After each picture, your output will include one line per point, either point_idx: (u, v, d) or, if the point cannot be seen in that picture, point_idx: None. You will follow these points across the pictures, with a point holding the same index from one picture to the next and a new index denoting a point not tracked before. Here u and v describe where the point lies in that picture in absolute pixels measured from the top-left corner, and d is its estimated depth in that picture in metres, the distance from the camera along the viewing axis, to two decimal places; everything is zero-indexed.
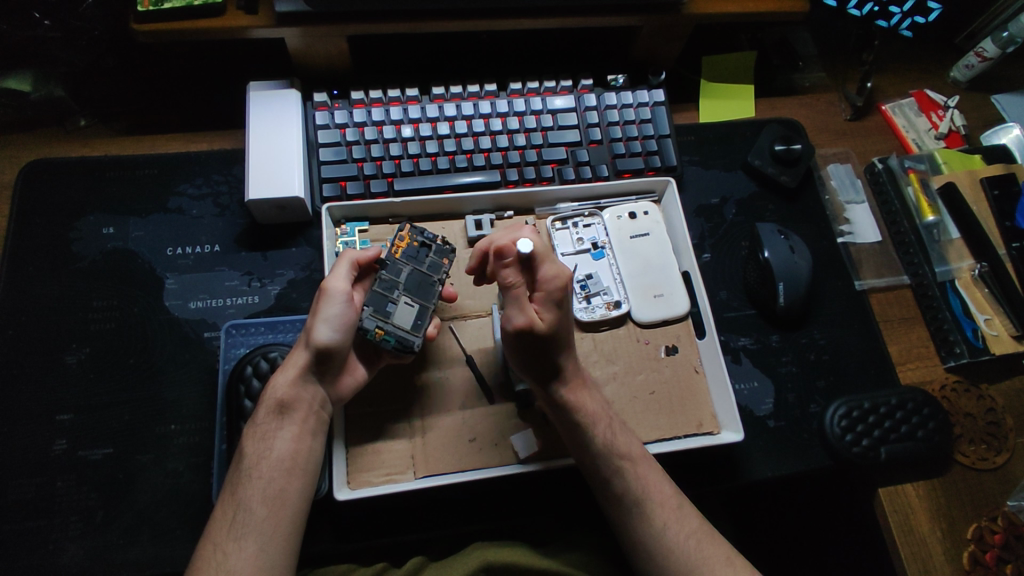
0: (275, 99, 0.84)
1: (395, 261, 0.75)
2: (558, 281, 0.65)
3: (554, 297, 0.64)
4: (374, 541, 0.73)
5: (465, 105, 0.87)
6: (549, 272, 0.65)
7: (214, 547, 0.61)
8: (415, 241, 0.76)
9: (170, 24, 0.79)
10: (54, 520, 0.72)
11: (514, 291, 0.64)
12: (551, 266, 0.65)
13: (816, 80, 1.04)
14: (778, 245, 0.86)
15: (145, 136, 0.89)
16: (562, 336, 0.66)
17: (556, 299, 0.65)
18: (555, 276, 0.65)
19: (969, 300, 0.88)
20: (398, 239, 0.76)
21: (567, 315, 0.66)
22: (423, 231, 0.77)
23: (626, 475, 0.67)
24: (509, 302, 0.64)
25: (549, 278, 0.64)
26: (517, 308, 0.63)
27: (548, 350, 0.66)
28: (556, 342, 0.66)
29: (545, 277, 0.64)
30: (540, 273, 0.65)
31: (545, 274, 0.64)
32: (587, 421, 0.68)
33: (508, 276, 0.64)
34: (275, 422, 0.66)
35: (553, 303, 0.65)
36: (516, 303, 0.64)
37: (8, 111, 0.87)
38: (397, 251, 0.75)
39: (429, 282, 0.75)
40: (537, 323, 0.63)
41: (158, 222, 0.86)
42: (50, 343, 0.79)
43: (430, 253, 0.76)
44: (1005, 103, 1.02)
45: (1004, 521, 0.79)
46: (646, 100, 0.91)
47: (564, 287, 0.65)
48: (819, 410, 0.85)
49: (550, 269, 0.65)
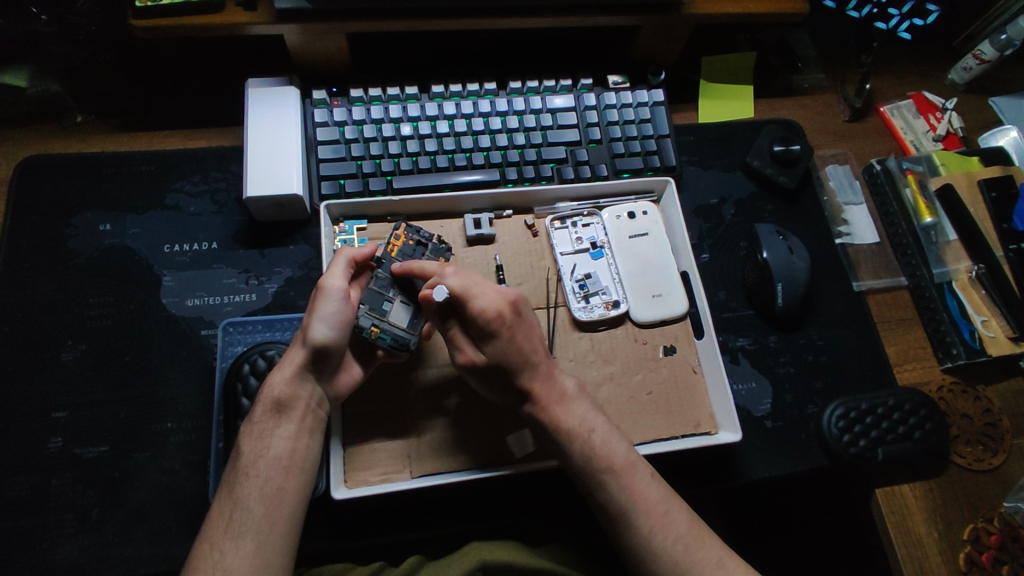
0: (273, 96, 0.84)
1: (391, 259, 0.76)
2: (484, 315, 0.67)
3: (485, 330, 0.67)
4: (371, 541, 0.73)
5: (464, 104, 0.87)
6: (477, 307, 0.67)
7: (212, 546, 0.60)
8: (411, 240, 0.78)
9: (169, 20, 0.78)
10: (50, 518, 0.72)
11: (452, 333, 0.69)
12: (475, 301, 0.67)
13: (814, 81, 1.04)
14: (777, 246, 0.86)
15: (143, 132, 0.89)
16: (516, 362, 0.68)
17: (489, 332, 0.67)
18: (481, 312, 0.67)
19: (965, 302, 0.89)
20: (395, 237, 0.77)
21: (515, 340, 0.68)
22: (418, 231, 0.78)
23: (608, 486, 0.67)
24: (451, 342, 0.70)
25: (477, 316, 0.67)
26: (459, 346, 0.69)
27: (505, 377, 0.69)
28: (508, 368, 0.68)
29: (471, 315, 0.67)
30: (469, 311, 0.67)
31: (472, 312, 0.67)
32: (565, 436, 0.68)
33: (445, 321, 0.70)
34: (273, 420, 0.66)
35: (488, 338, 0.67)
36: (457, 343, 0.69)
37: (5, 106, 0.87)
38: (394, 249, 0.77)
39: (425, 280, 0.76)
40: (476, 358, 0.68)
41: (155, 219, 0.85)
42: (46, 340, 0.79)
43: (426, 252, 0.78)
44: (1002, 106, 1.02)
45: (1001, 522, 0.79)
46: (645, 101, 0.91)
47: (495, 320, 0.67)
48: (816, 410, 0.85)
49: (475, 307, 0.67)
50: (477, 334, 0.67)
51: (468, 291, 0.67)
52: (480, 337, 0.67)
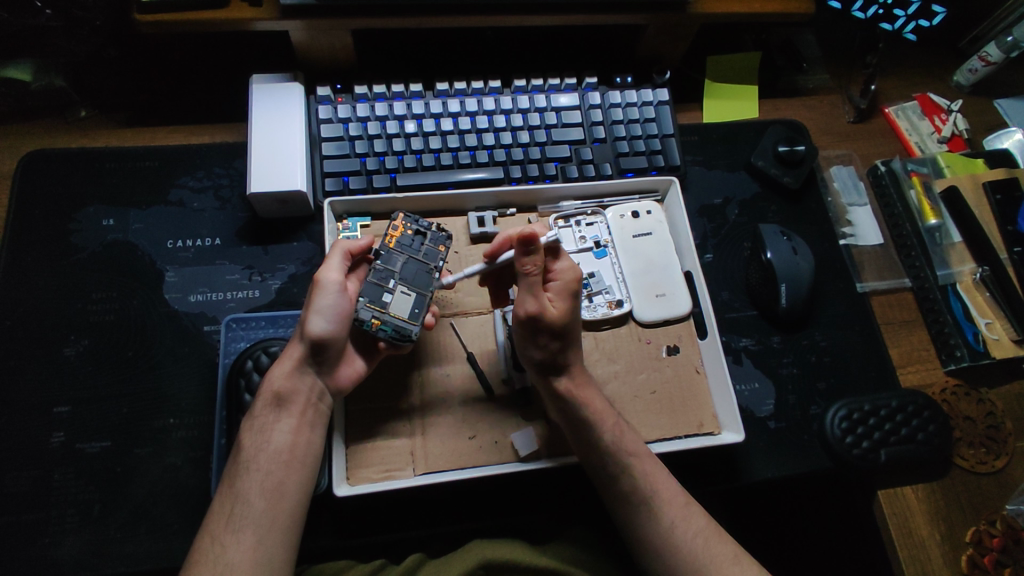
0: (277, 93, 0.84)
1: (390, 251, 0.74)
2: (571, 271, 0.69)
3: (568, 287, 0.68)
4: (373, 538, 0.73)
5: (468, 102, 0.87)
6: (564, 265, 0.69)
7: (213, 540, 0.60)
8: (409, 230, 0.76)
9: (174, 15, 0.78)
10: (51, 514, 0.72)
11: (536, 277, 0.66)
12: (563, 260, 0.70)
13: (819, 82, 1.03)
14: (780, 246, 0.86)
15: (146, 128, 0.89)
16: (573, 328, 0.68)
17: (570, 289, 0.68)
18: (568, 269, 0.69)
19: (969, 304, 0.88)
20: (393, 229, 0.75)
21: (578, 309, 0.69)
22: (416, 220, 0.76)
23: (634, 472, 0.67)
24: (527, 288, 0.66)
25: (563, 271, 0.69)
26: (535, 292, 0.66)
27: (552, 343, 0.68)
28: (565, 333, 0.68)
29: (557, 270, 0.69)
30: (555, 267, 0.69)
31: (559, 267, 0.69)
32: (595, 418, 0.68)
33: (533, 264, 0.66)
34: (273, 414, 0.66)
35: (566, 294, 0.68)
36: (535, 288, 0.66)
37: (8, 101, 0.86)
38: (392, 241, 0.75)
39: (424, 271, 0.74)
40: (549, 309, 0.66)
41: (158, 215, 0.85)
42: (48, 335, 0.78)
43: (425, 241, 0.76)
44: (1007, 108, 1.02)
45: (1003, 525, 0.79)
46: (650, 100, 0.91)
47: (577, 279, 0.69)
48: (819, 412, 0.85)
49: (564, 263, 0.69)
50: (558, 287, 0.68)
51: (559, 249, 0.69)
52: (559, 292, 0.68)
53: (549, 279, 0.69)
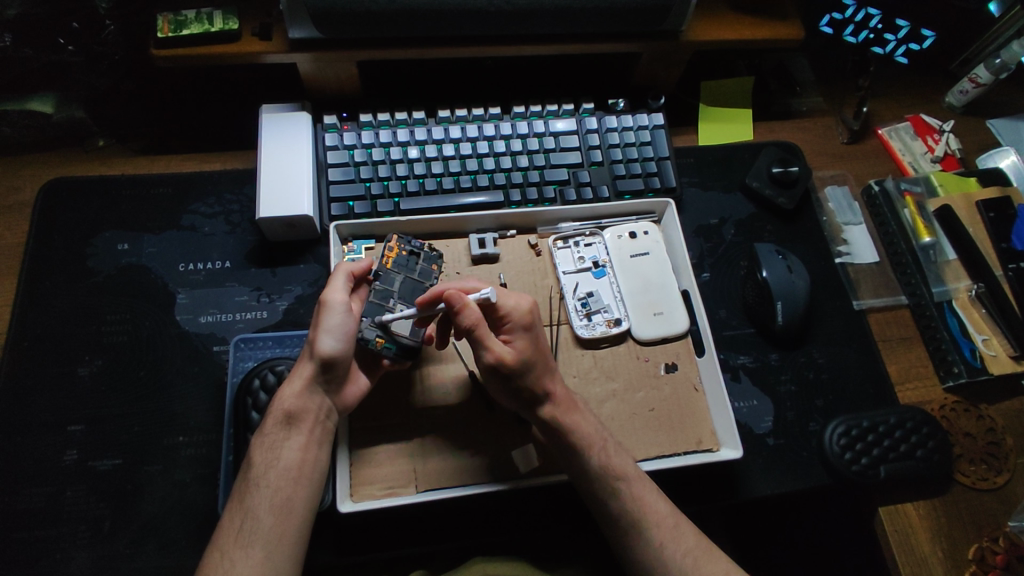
0: (286, 122, 0.87)
1: (387, 271, 0.77)
2: (518, 311, 0.70)
3: (521, 324, 0.70)
4: (375, 555, 0.74)
5: (470, 128, 0.90)
6: (511, 304, 0.71)
7: (222, 555, 0.62)
8: (403, 250, 0.79)
9: (187, 50, 0.82)
10: (64, 529, 0.74)
11: (478, 328, 0.68)
12: (509, 299, 0.71)
13: (812, 105, 1.06)
14: (776, 265, 0.88)
15: (161, 156, 0.92)
16: (539, 361, 0.70)
17: (523, 326, 0.70)
18: (516, 306, 0.71)
19: (966, 321, 0.89)
20: (389, 249, 0.78)
21: (540, 343, 0.71)
22: (411, 240, 0.80)
23: (622, 495, 0.68)
24: (476, 340, 0.68)
25: (511, 310, 0.70)
26: (486, 343, 0.68)
27: (525, 378, 0.69)
28: (531, 368, 0.69)
29: (506, 310, 0.70)
30: (501, 309, 0.70)
31: (507, 307, 0.70)
32: (583, 444, 0.69)
33: (468, 320, 0.67)
34: (283, 432, 0.67)
35: (520, 331, 0.70)
36: (484, 340, 0.68)
37: (30, 132, 0.91)
38: (388, 261, 0.78)
39: (420, 289, 0.77)
40: (506, 354, 0.68)
41: (171, 239, 0.88)
42: (63, 356, 0.81)
43: (419, 261, 0.79)
44: (1000, 128, 1.04)
45: (1005, 541, 0.79)
46: (645, 124, 0.94)
47: (528, 314, 0.71)
48: (818, 428, 0.86)
49: (509, 304, 0.70)
50: (511, 330, 0.70)
51: (494, 298, 0.70)
52: (513, 334, 0.70)
53: (502, 321, 0.71)
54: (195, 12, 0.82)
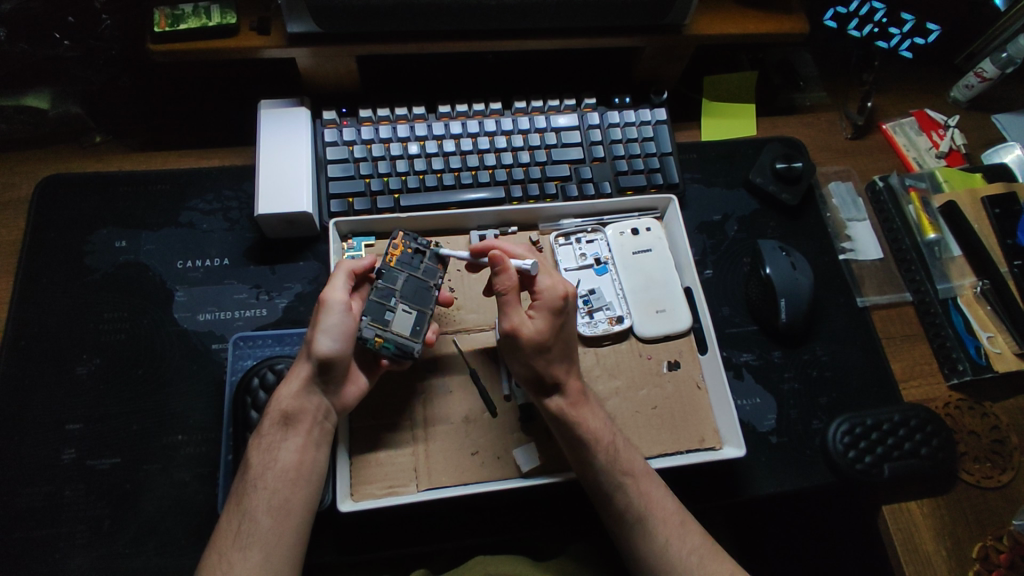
0: (285, 118, 0.86)
1: (391, 269, 0.75)
2: (550, 291, 0.69)
3: (549, 305, 0.68)
4: (376, 554, 0.74)
5: (471, 123, 0.89)
6: (546, 282, 0.69)
7: (220, 557, 0.61)
8: (408, 248, 0.76)
9: (185, 44, 0.81)
10: (62, 529, 0.73)
11: (508, 295, 0.67)
12: (546, 278, 0.70)
13: (816, 99, 1.05)
14: (779, 262, 0.87)
15: (158, 151, 0.91)
16: (555, 346, 0.69)
17: (551, 308, 0.69)
18: (550, 286, 0.69)
19: (971, 318, 0.89)
20: (393, 247, 0.76)
21: (563, 328, 0.70)
22: (416, 239, 0.77)
23: (628, 491, 0.68)
24: (500, 305, 0.68)
25: (544, 289, 0.69)
26: (506, 312, 0.67)
27: (538, 361, 0.68)
28: (545, 351, 0.68)
29: (538, 288, 0.70)
30: (537, 285, 0.70)
31: (540, 285, 0.69)
32: (588, 440, 0.68)
33: (502, 284, 0.68)
34: (280, 433, 0.67)
35: (546, 311, 0.68)
36: (508, 309, 0.67)
37: (25, 128, 0.90)
38: (392, 259, 0.75)
39: (424, 289, 0.75)
40: (524, 328, 0.67)
41: (169, 236, 0.87)
42: (60, 354, 0.80)
43: (424, 260, 0.76)
44: (1006, 123, 1.02)
45: (1010, 539, 0.79)
46: (648, 120, 0.93)
47: (560, 299, 0.69)
48: (821, 426, 0.85)
49: (545, 282, 0.70)
50: (537, 308, 0.69)
51: (534, 269, 0.69)
52: (538, 311, 0.69)
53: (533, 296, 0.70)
54: (193, 6, 0.81)
